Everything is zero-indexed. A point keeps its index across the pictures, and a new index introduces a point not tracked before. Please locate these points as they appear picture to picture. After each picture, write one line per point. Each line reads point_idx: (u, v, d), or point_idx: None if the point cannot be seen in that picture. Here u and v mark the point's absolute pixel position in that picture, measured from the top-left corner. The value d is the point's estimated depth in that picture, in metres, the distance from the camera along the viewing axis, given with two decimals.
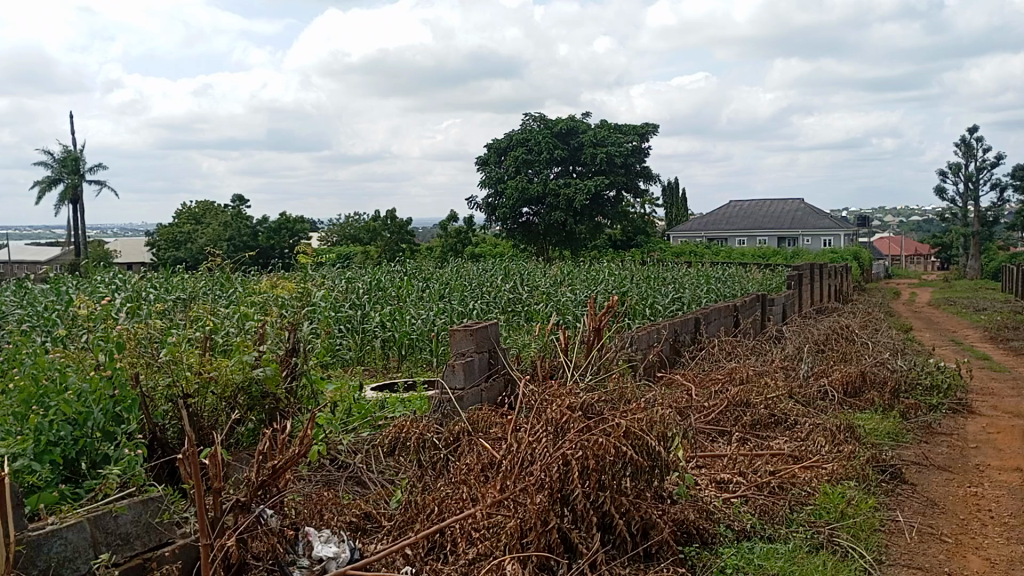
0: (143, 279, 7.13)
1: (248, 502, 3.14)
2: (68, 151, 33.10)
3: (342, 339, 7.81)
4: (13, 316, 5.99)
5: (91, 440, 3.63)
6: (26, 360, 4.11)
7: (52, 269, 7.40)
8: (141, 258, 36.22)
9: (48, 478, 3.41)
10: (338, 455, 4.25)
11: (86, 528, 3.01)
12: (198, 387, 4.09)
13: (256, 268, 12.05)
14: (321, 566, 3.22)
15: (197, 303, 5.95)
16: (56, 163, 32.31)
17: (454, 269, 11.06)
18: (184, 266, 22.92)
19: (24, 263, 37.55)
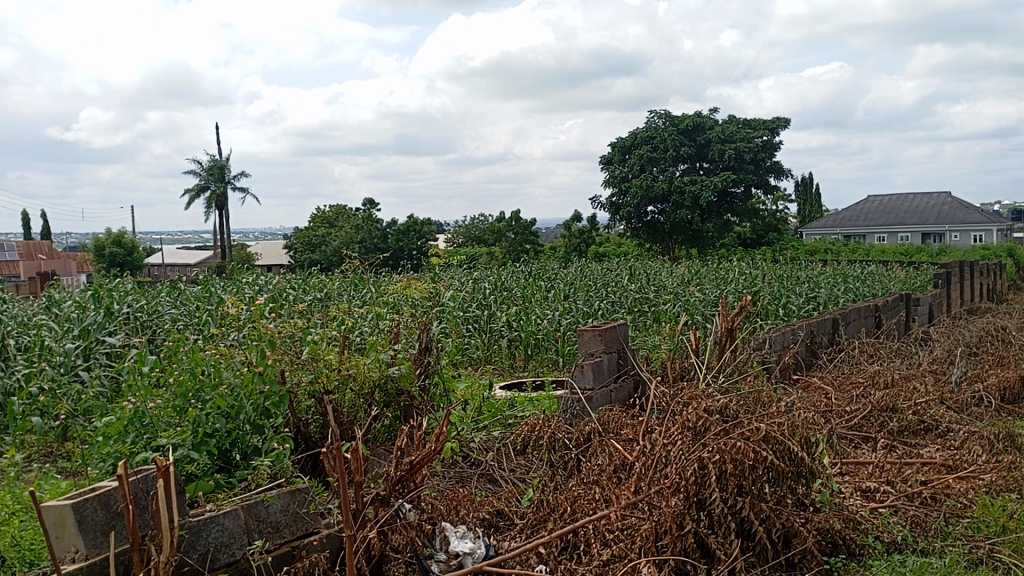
0: (284, 280, 7.51)
1: (388, 496, 3.23)
2: (214, 160, 35.17)
3: (470, 339, 7.97)
4: (170, 315, 6.43)
5: (242, 432, 3.86)
6: (183, 356, 4.42)
7: (202, 271, 7.90)
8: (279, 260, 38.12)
9: (205, 467, 3.66)
10: (470, 453, 4.34)
11: (240, 516, 3.17)
12: (338, 383, 4.23)
13: (391, 270, 12.46)
14: (458, 560, 3.28)
15: (335, 302, 6.21)
16: (201, 172, 34.42)
17: (578, 269, 11.08)
18: (319, 268, 23.97)
19: (173, 265, 40.19)
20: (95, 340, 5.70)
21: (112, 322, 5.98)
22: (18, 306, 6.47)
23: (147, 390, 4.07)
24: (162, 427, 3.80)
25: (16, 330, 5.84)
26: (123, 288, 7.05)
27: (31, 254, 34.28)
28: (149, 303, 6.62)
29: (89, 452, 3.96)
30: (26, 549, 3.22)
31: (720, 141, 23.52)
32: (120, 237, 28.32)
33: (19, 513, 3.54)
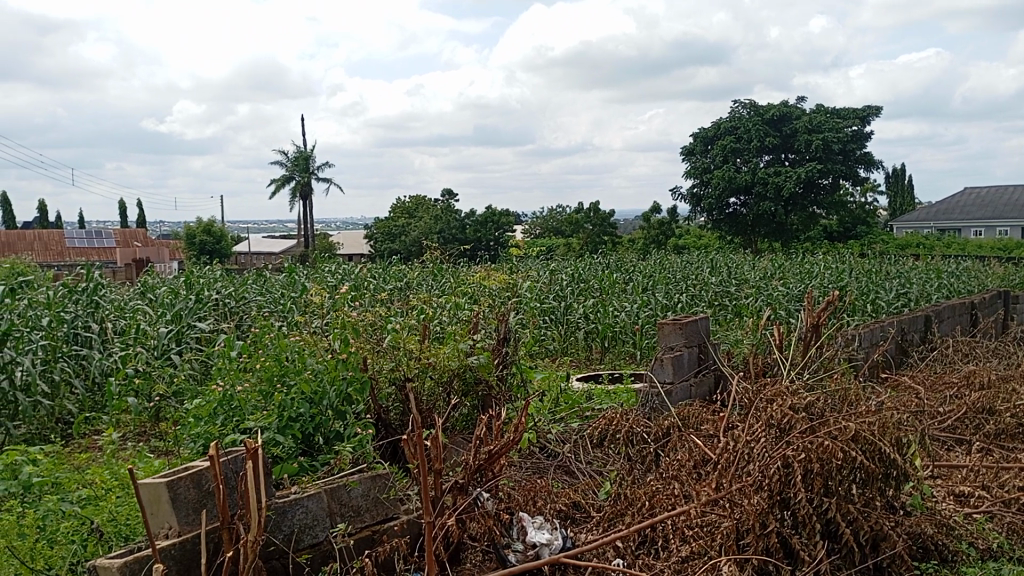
0: (366, 269, 7.66)
1: (466, 484, 3.26)
2: (298, 151, 36.07)
3: (547, 330, 7.97)
4: (256, 302, 6.63)
5: (325, 417, 3.96)
6: (270, 342, 4.56)
7: (287, 259, 8.10)
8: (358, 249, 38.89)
9: (290, 451, 3.77)
10: (547, 444, 4.35)
11: (323, 499, 3.25)
12: (418, 371, 4.31)
13: (469, 260, 12.56)
14: (535, 551, 3.29)
15: (415, 292, 6.29)
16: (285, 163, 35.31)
17: (657, 261, 10.95)
18: (398, 257, 24.33)
19: (257, 253, 41.41)
20: (186, 325, 5.91)
21: (202, 308, 6.20)
22: (115, 290, 6.76)
23: (235, 375, 4.22)
24: (249, 411, 3.93)
25: (113, 314, 6.11)
26: (212, 275, 7.29)
27: (127, 243, 35.82)
28: (236, 289, 6.83)
29: (181, 433, 4.12)
30: (122, 524, 3.37)
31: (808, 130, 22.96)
32: (209, 226, 29.32)
33: (116, 489, 3.70)
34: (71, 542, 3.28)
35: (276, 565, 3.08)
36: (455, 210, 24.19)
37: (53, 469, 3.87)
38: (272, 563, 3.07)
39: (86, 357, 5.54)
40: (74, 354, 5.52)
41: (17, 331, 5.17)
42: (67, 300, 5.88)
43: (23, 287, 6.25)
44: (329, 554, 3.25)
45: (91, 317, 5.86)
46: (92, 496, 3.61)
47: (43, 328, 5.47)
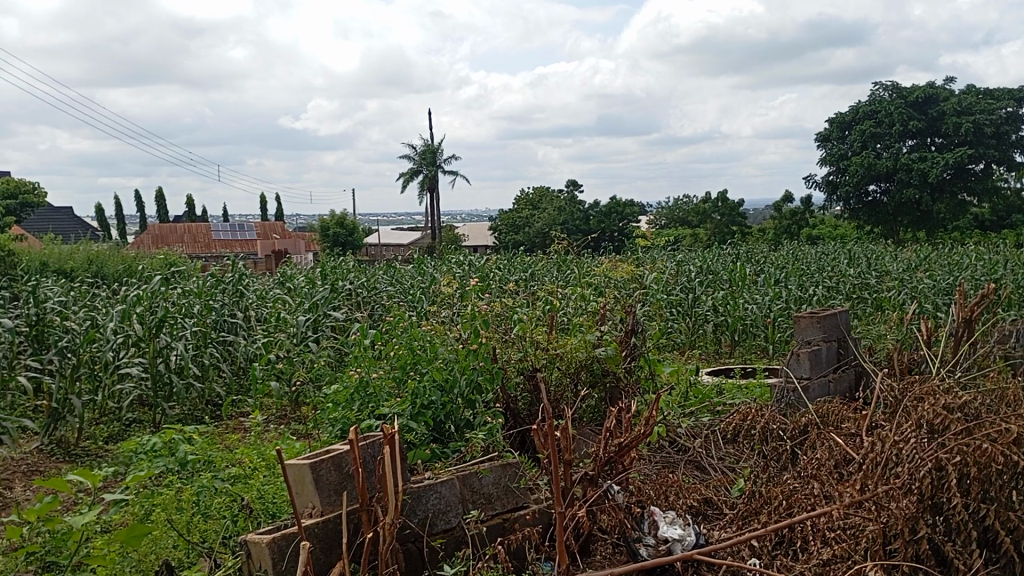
0: (492, 260, 7.76)
1: (596, 476, 3.24)
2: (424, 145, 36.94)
3: (674, 322, 7.85)
4: (386, 292, 6.84)
5: (456, 405, 4.04)
6: (402, 331, 4.69)
7: (415, 251, 8.30)
8: (480, 241, 39.51)
9: (422, 437, 3.86)
10: (677, 438, 4.29)
11: (456, 485, 3.31)
12: (546, 362, 4.33)
13: (594, 251, 12.53)
14: (666, 547, 3.24)
15: (542, 283, 6.33)
16: (412, 156, 36.24)
17: (789, 253, 10.58)
18: (522, 248, 24.57)
19: (384, 244, 42.78)
20: (323, 314, 6.17)
21: (337, 297, 6.46)
22: (258, 280, 7.13)
23: (370, 362, 4.37)
24: (383, 397, 4.07)
25: (256, 303, 6.44)
26: (345, 265, 7.58)
27: (265, 235, 37.75)
28: (368, 280, 7.07)
29: (320, 417, 4.31)
30: (269, 501, 3.57)
31: (957, 113, 21.63)
32: (342, 218, 30.53)
33: (261, 469, 3.90)
34: (223, 517, 3.49)
35: (411, 548, 3.17)
36: (579, 202, 24.25)
37: (206, 448, 4.12)
38: (407, 545, 3.16)
39: (232, 343, 5.88)
40: (221, 340, 5.86)
41: (171, 318, 5.53)
42: (215, 289, 6.24)
43: (176, 277, 6.68)
44: (462, 539, 3.30)
45: (236, 305, 6.20)
46: (240, 474, 3.82)
47: (194, 315, 5.83)
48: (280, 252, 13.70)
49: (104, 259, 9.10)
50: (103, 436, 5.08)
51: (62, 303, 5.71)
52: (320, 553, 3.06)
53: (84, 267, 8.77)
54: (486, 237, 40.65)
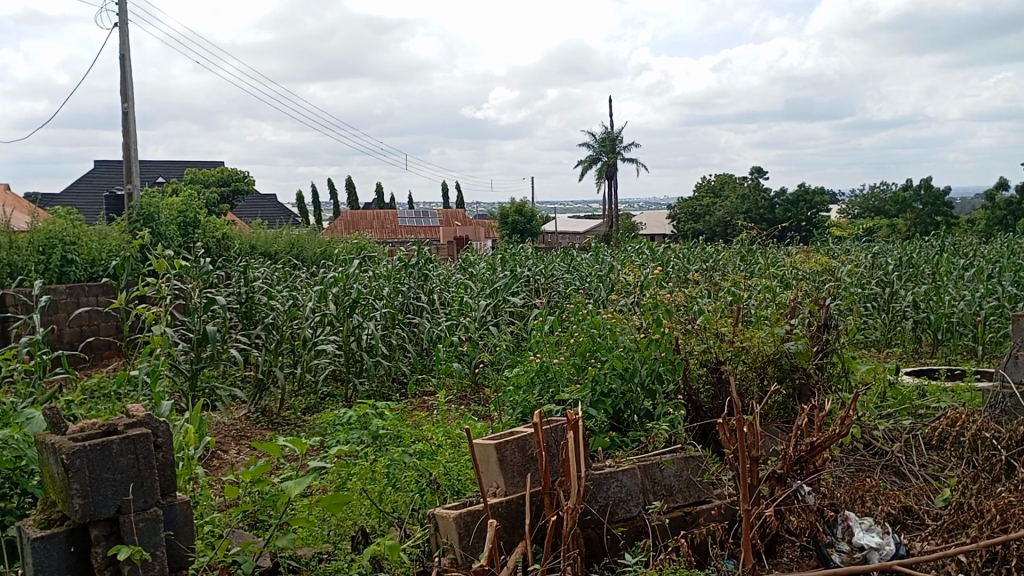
0: (673, 249, 7.64)
1: (785, 475, 3.10)
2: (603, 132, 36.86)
3: (868, 318, 7.41)
4: (564, 279, 6.90)
5: (636, 394, 4.01)
6: (583, 317, 4.70)
7: (593, 239, 8.32)
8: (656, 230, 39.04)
9: (602, 425, 3.89)
10: (872, 440, 4.08)
11: (637, 475, 3.29)
12: (731, 354, 4.19)
13: (786, 240, 12.12)
14: (862, 554, 3.08)
15: (726, 273, 6.17)
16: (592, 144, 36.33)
17: (1004, 245, 9.70)
18: (703, 238, 24.08)
19: (560, 232, 43.20)
20: (503, 299, 6.32)
21: (516, 283, 6.61)
22: (441, 265, 7.41)
23: (551, 348, 4.44)
24: (564, 382, 4.11)
25: (440, 286, 6.69)
26: (525, 252, 7.71)
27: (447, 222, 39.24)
28: (546, 267, 7.16)
29: (502, 400, 4.41)
30: (455, 478, 3.68)
31: None
32: (521, 206, 31.14)
33: (447, 446, 4.05)
34: (411, 490, 3.64)
35: (591, 534, 3.18)
36: (763, 189, 23.54)
37: (396, 423, 4.33)
38: (588, 532, 3.17)
39: (417, 324, 6.14)
40: (407, 322, 6.14)
41: (363, 299, 5.85)
42: (402, 272, 6.52)
43: (367, 261, 7.04)
44: (643, 530, 3.27)
45: (421, 289, 6.45)
46: (428, 449, 3.96)
47: (383, 297, 6.12)
48: (463, 240, 14.12)
49: (304, 243, 9.78)
50: (301, 407, 5.45)
51: (268, 283, 6.18)
52: (504, 532, 3.14)
53: (287, 250, 9.47)
54: (663, 227, 40.14)
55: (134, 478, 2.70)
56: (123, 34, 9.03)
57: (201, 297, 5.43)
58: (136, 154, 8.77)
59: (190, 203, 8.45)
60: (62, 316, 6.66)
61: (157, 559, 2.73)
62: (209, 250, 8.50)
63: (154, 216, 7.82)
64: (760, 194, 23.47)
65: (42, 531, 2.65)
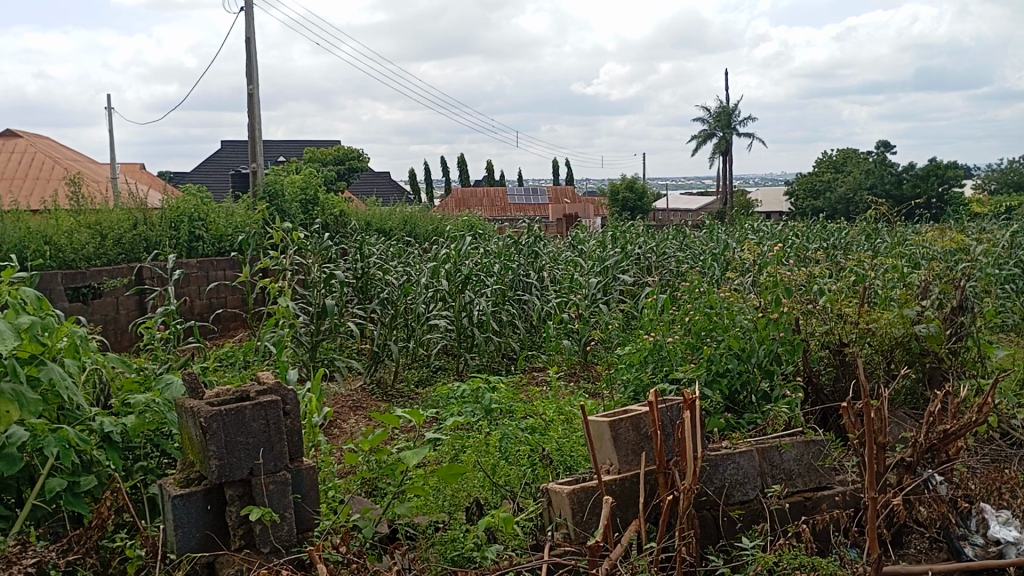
0: (790, 227, 7.39)
1: (915, 464, 2.96)
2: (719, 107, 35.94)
3: (1007, 301, 6.98)
4: (676, 257, 6.79)
5: (753, 375, 3.91)
6: (698, 295, 4.61)
7: (707, 216, 8.14)
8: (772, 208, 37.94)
9: (717, 405, 3.82)
10: (1010, 431, 3.85)
11: (755, 457, 3.21)
12: (856, 336, 4.05)
13: (924, 216, 11.59)
14: (999, 549, 2.96)
15: (850, 252, 5.92)
16: (706, 118, 35.50)
17: None
18: (823, 215, 23.23)
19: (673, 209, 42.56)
20: (613, 277, 6.29)
21: (627, 261, 6.56)
22: (552, 242, 7.42)
23: (664, 325, 4.38)
24: (678, 361, 4.05)
25: (550, 263, 6.69)
26: (636, 229, 7.63)
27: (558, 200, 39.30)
28: (657, 244, 7.07)
29: (614, 377, 4.38)
30: (568, 455, 3.71)
31: None
32: (633, 183, 30.71)
33: (559, 423, 4.06)
34: (524, 464, 3.68)
35: (706, 516, 3.12)
36: (890, 164, 22.50)
37: (508, 397, 4.38)
38: (703, 513, 3.12)
39: (528, 301, 6.16)
40: (518, 299, 6.17)
41: (474, 276, 5.93)
42: (512, 250, 6.56)
43: (478, 238, 7.11)
44: (760, 514, 3.20)
45: (532, 266, 6.47)
46: (539, 424, 3.99)
47: (495, 274, 6.18)
48: (574, 218, 14.07)
49: (417, 220, 9.98)
50: (414, 380, 5.59)
51: (383, 258, 6.34)
52: (617, 509, 3.13)
53: (401, 227, 9.68)
54: (780, 204, 38.98)
55: (264, 443, 2.83)
56: (248, 18, 9.39)
57: (321, 271, 5.64)
58: (260, 134, 9.14)
59: (310, 181, 8.76)
60: (194, 288, 7.06)
61: (286, 520, 2.85)
62: (327, 226, 8.80)
63: (277, 193, 8.18)
64: (885, 170, 22.34)
65: (181, 489, 2.81)
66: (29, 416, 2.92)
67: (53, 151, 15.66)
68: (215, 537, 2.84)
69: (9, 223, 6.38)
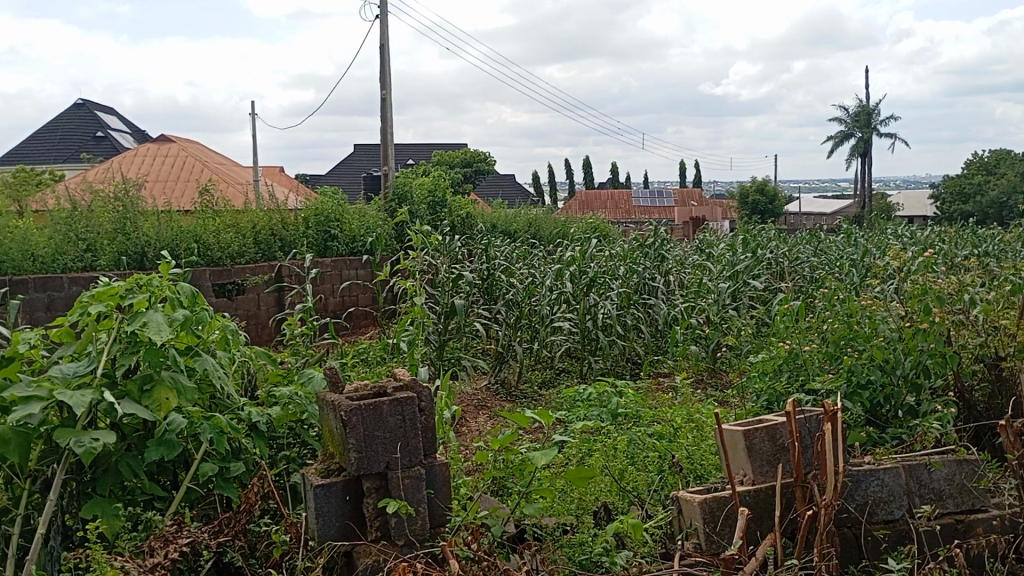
0: (937, 232, 6.99)
1: None
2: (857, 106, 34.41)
3: None
4: (810, 263, 6.56)
5: (898, 389, 3.72)
6: (836, 302, 4.42)
7: (844, 220, 7.82)
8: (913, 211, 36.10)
9: (857, 418, 3.66)
10: None
11: (902, 475, 3.04)
12: (1014, 350, 3.77)
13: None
14: None
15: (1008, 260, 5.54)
16: (844, 119, 34.12)
17: None
18: (973, 220, 21.89)
19: (806, 211, 41.15)
20: (743, 283, 6.14)
21: (758, 266, 6.39)
22: (679, 246, 7.31)
23: (800, 333, 4.23)
24: (814, 371, 3.91)
25: (677, 267, 6.60)
26: (767, 233, 7.41)
27: (684, 202, 38.73)
28: (790, 249, 6.84)
29: (746, 386, 4.27)
30: (698, 463, 3.65)
31: None
32: (763, 185, 29.77)
33: (688, 430, 3.99)
34: (651, 471, 3.63)
35: (847, 533, 2.99)
36: None
37: (636, 402, 4.35)
38: (843, 530, 2.98)
39: (654, 305, 6.06)
40: (644, 303, 6.09)
41: (600, 278, 5.91)
42: (638, 253, 6.50)
43: (603, 241, 7.09)
44: (906, 535, 3.03)
45: (658, 269, 6.38)
46: (667, 431, 3.94)
47: (620, 277, 6.13)
48: (701, 220, 13.81)
49: (541, 222, 10.06)
50: (538, 381, 5.62)
51: (508, 260, 6.40)
52: (752, 522, 3.05)
53: (526, 229, 9.77)
54: (923, 208, 37.05)
55: (401, 438, 2.90)
56: (383, 26, 9.69)
57: (449, 272, 5.76)
58: (391, 138, 9.41)
59: (439, 183, 8.96)
60: (328, 286, 7.35)
61: (420, 514, 2.91)
62: (454, 228, 8.99)
63: (406, 195, 8.48)
64: None
65: (323, 479, 2.92)
66: (186, 404, 3.10)
67: (201, 155, 16.69)
68: (353, 528, 2.93)
69: (164, 222, 6.80)
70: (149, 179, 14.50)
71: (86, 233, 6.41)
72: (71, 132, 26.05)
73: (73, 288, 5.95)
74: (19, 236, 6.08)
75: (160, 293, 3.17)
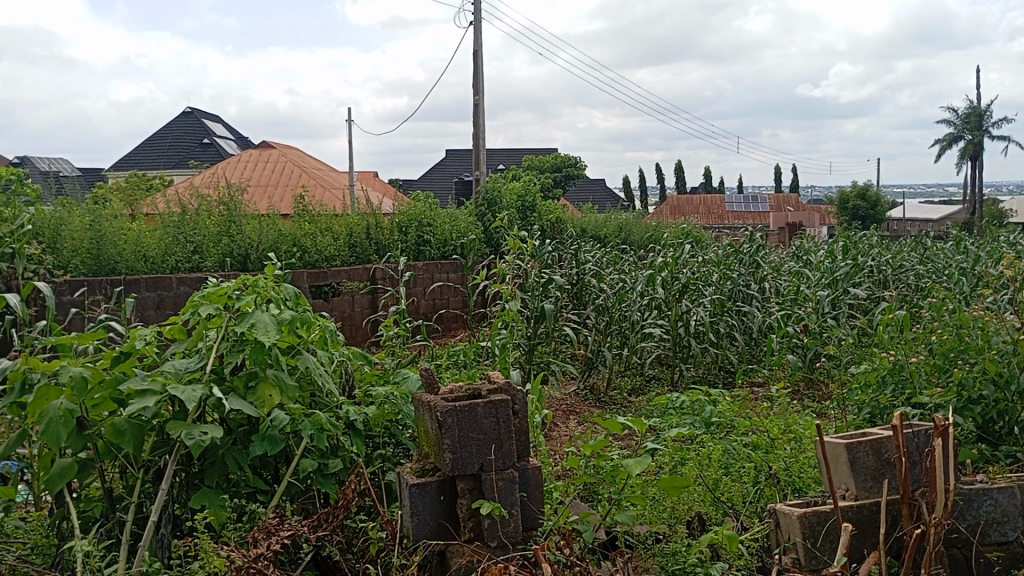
0: None
1: None
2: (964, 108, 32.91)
3: None
4: (915, 271, 6.31)
5: (1012, 404, 3.52)
6: (945, 312, 4.23)
7: (951, 227, 7.49)
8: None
9: (968, 435, 3.49)
10: None
11: (1018, 495, 2.88)
12: None
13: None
14: None
15: None
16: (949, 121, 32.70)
17: None
18: None
19: (907, 218, 39.58)
20: (843, 291, 5.95)
21: (859, 274, 6.18)
22: (774, 252, 7.15)
23: (905, 345, 4.07)
24: (921, 384, 3.75)
25: (773, 274, 6.45)
26: (869, 240, 7.17)
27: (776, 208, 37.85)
28: (893, 256, 6.60)
29: (846, 397, 4.13)
30: (796, 476, 3.55)
31: None
32: (864, 191, 28.73)
33: (785, 441, 3.90)
34: (747, 482, 3.56)
35: (957, 554, 2.85)
36: None
37: (730, 411, 4.27)
38: (953, 551, 2.85)
39: (748, 313, 5.94)
40: (738, 310, 5.97)
41: (693, 284, 5.82)
42: (732, 259, 6.37)
43: (696, 246, 6.98)
44: (1022, 558, 2.87)
45: (752, 276, 6.25)
46: (763, 441, 3.85)
47: (713, 283, 6.03)
48: (797, 227, 13.51)
49: (632, 227, 10.01)
50: (628, 388, 5.58)
51: (598, 265, 6.37)
52: (854, 538, 2.94)
53: (616, 234, 9.74)
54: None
55: (495, 440, 2.93)
56: (477, 33, 9.80)
57: (539, 276, 5.77)
58: (483, 144, 9.51)
59: (529, 188, 9.02)
60: (420, 289, 7.48)
61: (513, 517, 2.92)
62: (544, 232, 9.02)
63: (497, 200, 8.57)
64: None
65: (418, 479, 2.97)
66: (288, 401, 3.20)
67: (299, 159, 17.26)
68: (448, 528, 2.97)
69: (265, 225, 7.06)
70: (250, 183, 15.09)
71: (194, 235, 6.69)
72: (179, 139, 27.32)
73: (181, 288, 6.22)
74: (133, 238, 6.39)
75: (265, 294, 3.28)
